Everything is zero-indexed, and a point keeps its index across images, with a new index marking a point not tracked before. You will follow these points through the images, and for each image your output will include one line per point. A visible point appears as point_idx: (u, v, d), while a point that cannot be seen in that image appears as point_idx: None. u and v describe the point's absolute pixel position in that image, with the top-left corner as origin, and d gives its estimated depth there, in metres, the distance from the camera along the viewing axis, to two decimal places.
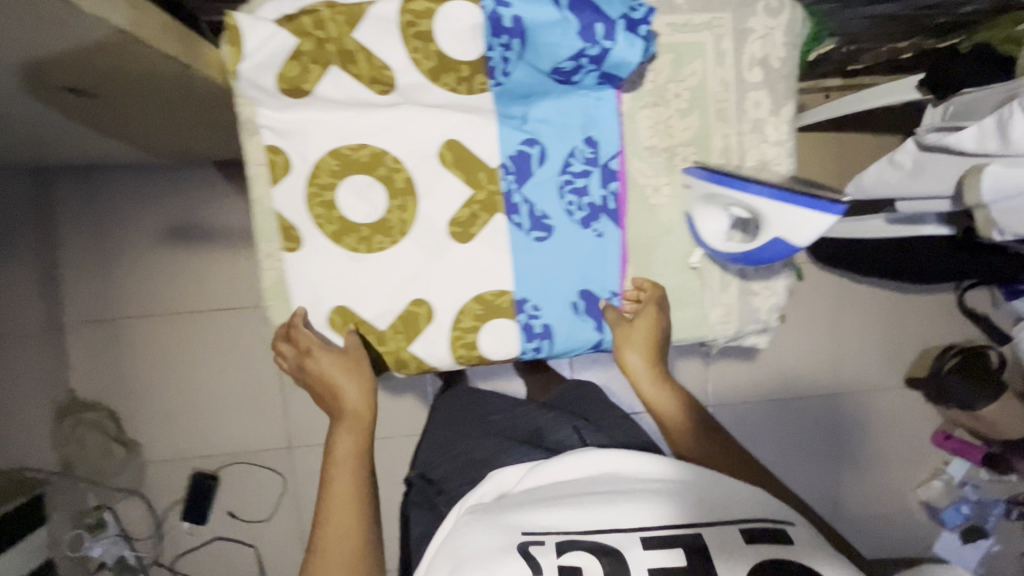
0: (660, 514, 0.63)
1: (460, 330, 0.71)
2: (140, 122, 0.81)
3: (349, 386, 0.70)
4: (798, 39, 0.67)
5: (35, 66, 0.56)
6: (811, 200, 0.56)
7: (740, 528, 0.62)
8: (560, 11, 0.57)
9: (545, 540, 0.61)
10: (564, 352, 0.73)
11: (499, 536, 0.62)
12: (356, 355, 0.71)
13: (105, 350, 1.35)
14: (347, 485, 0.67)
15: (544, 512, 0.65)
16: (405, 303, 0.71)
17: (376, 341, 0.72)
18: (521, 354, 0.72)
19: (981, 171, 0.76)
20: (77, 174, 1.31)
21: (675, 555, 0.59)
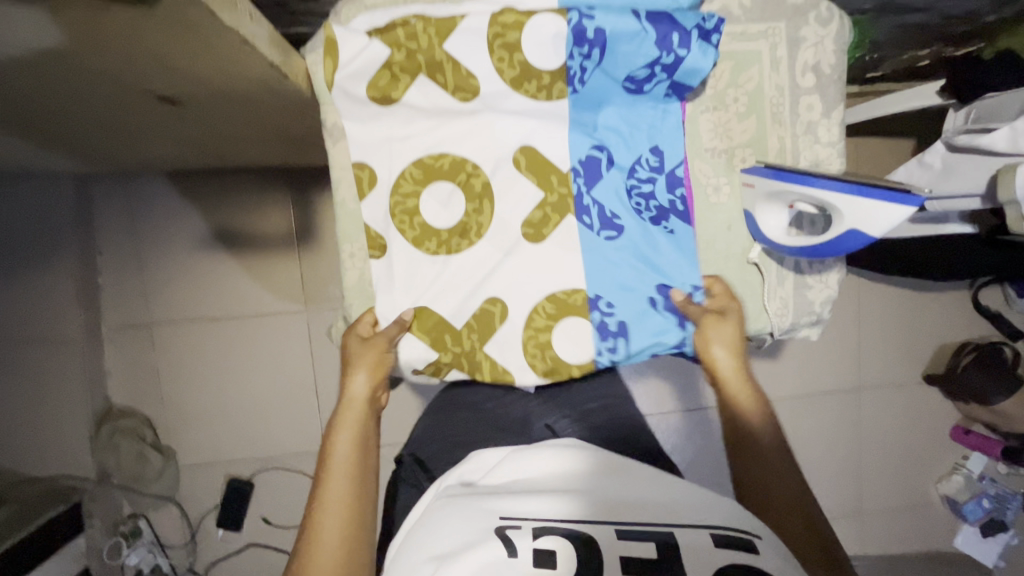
0: (637, 513, 0.59)
1: (532, 330, 0.74)
2: (212, 130, 0.84)
3: (355, 376, 0.72)
4: (846, 46, 0.71)
5: (147, 76, 0.59)
6: (888, 193, 0.59)
7: (716, 530, 0.56)
8: (640, 23, 0.62)
9: (522, 525, 0.57)
10: (641, 350, 0.75)
11: (473, 521, 0.58)
12: (379, 340, 0.73)
13: (142, 357, 1.37)
14: (342, 491, 0.64)
15: (518, 500, 0.61)
16: (480, 302, 0.74)
17: (451, 340, 0.75)
18: (596, 356, 0.74)
19: (1014, 171, 0.80)
20: (120, 184, 1.33)
21: (646, 549, 0.54)
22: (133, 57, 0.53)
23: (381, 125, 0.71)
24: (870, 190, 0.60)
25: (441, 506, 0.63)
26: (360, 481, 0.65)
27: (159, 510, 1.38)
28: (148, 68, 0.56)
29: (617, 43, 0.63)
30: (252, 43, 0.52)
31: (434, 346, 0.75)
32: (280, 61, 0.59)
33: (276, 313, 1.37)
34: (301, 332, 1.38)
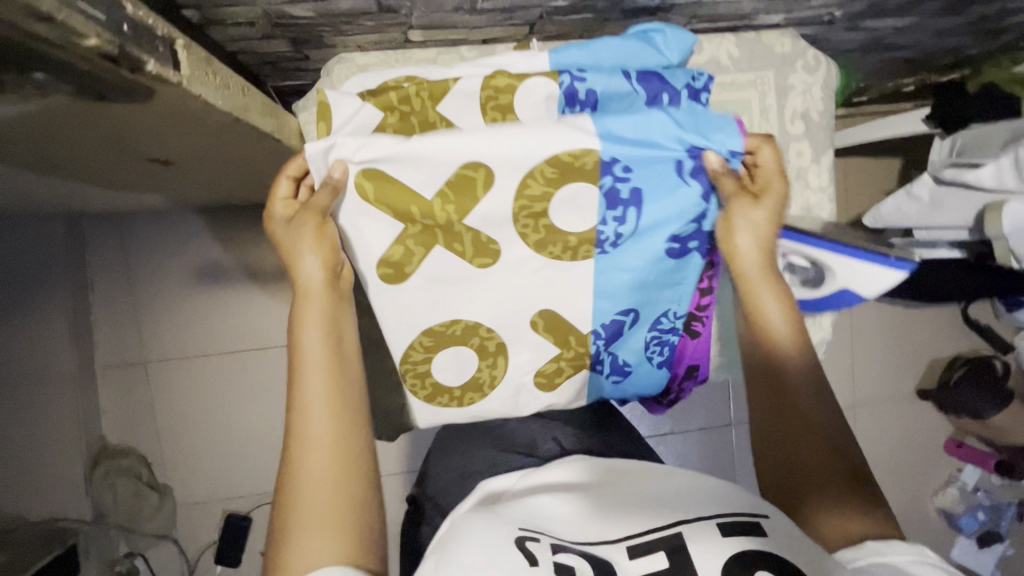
0: (648, 519, 0.54)
1: (526, 200, 0.64)
2: (207, 179, 0.84)
3: (307, 258, 0.62)
4: (832, 93, 0.74)
5: (141, 145, 0.59)
6: (883, 258, 0.64)
7: (725, 521, 0.52)
8: (629, 83, 0.63)
9: (541, 538, 0.52)
10: (654, 222, 0.68)
11: (495, 528, 0.52)
12: (304, 213, 0.61)
13: (137, 394, 1.36)
14: (324, 395, 0.57)
15: (528, 513, 0.56)
16: (457, 167, 0.61)
17: (419, 213, 0.64)
18: (601, 227, 0.68)
19: (1001, 208, 0.82)
20: (113, 223, 1.32)
21: (658, 561, 0.49)
22: (128, 133, 0.53)
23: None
24: (865, 255, 0.65)
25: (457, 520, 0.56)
26: (341, 412, 0.57)
27: (155, 548, 1.36)
28: (143, 139, 0.56)
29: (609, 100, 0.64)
30: (245, 119, 0.52)
31: (400, 220, 0.65)
32: (274, 129, 0.59)
33: (272, 346, 1.37)
34: None
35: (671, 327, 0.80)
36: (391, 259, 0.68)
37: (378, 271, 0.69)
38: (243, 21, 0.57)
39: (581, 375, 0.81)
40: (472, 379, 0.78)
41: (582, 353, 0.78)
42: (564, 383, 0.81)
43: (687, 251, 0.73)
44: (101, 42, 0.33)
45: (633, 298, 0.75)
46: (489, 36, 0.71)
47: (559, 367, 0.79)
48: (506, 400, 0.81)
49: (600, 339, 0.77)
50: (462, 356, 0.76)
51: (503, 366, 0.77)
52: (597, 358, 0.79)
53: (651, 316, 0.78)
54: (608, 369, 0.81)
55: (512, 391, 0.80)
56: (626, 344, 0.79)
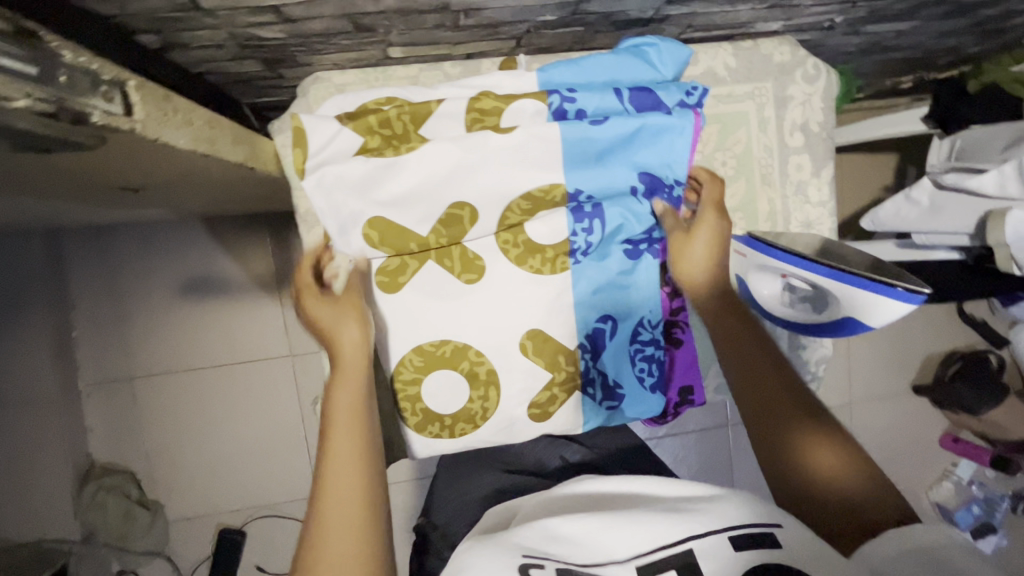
0: (657, 526, 0.47)
1: (508, 228, 0.66)
2: (183, 199, 0.80)
3: (344, 328, 0.57)
4: (832, 103, 0.71)
5: (104, 176, 0.55)
6: (885, 288, 0.56)
7: (732, 534, 0.45)
8: (640, 118, 0.62)
9: (546, 564, 0.45)
10: (613, 236, 0.67)
11: (497, 557, 0.45)
12: (352, 295, 0.60)
13: (123, 411, 1.33)
14: (351, 449, 0.50)
15: (544, 531, 0.49)
16: (445, 206, 0.64)
17: (417, 247, 0.65)
18: (572, 237, 0.66)
19: (1004, 215, 0.80)
20: (92, 237, 1.28)
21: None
22: (86, 169, 0.49)
23: (353, 202, 0.63)
24: (864, 282, 0.57)
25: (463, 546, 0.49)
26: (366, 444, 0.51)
27: (148, 565, 1.34)
28: (105, 172, 0.52)
29: (617, 147, 0.64)
30: (212, 154, 0.49)
31: (399, 253, 0.66)
32: (247, 157, 0.56)
33: (261, 358, 1.34)
34: (288, 378, 1.35)
35: (651, 339, 0.72)
36: (388, 267, 0.66)
37: (374, 278, 0.66)
38: (209, 44, 0.54)
39: (575, 402, 0.72)
40: (462, 410, 0.70)
41: (574, 374, 0.70)
42: (559, 412, 0.72)
43: (640, 252, 0.68)
44: (36, 102, 0.32)
45: (605, 306, 0.69)
46: (475, 50, 0.68)
47: (552, 394, 0.70)
48: (497, 435, 0.72)
49: (587, 354, 0.70)
50: (453, 383, 0.69)
51: (495, 397, 0.69)
52: (587, 378, 0.71)
53: (628, 324, 0.70)
54: (599, 393, 0.72)
55: (504, 425, 0.71)
56: (615, 360, 0.71)
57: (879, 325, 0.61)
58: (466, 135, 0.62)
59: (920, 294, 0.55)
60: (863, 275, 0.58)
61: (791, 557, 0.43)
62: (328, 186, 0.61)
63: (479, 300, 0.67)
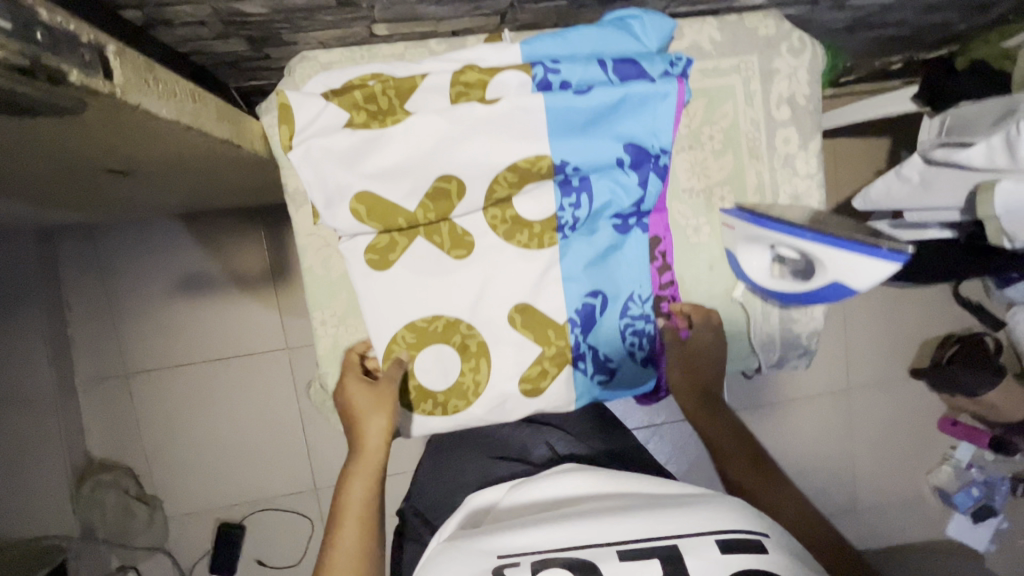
0: (647, 526, 0.53)
1: (495, 201, 0.67)
2: (173, 189, 0.80)
3: (372, 420, 0.68)
4: (819, 76, 0.71)
5: (90, 157, 0.55)
6: (870, 248, 0.57)
7: (718, 537, 0.50)
8: (625, 87, 0.62)
9: (521, 561, 0.51)
10: (601, 209, 0.68)
11: (472, 563, 0.53)
12: (386, 387, 0.68)
13: (119, 408, 1.33)
14: (353, 541, 0.61)
15: (526, 531, 0.56)
16: (432, 180, 0.64)
17: (406, 223, 0.66)
18: (558, 212, 0.67)
19: (994, 189, 0.80)
20: (86, 235, 1.28)
21: (651, 568, 0.49)
22: (74, 146, 0.49)
23: (338, 175, 0.62)
24: (850, 243, 0.58)
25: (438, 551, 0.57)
26: (367, 534, 0.62)
27: (149, 560, 1.35)
28: (92, 152, 0.52)
29: (603, 116, 0.64)
30: (197, 126, 0.48)
31: (387, 229, 0.66)
32: (233, 135, 0.56)
33: (256, 353, 1.34)
34: (285, 372, 1.35)
35: (641, 313, 0.72)
36: (378, 246, 0.67)
37: (366, 257, 0.67)
38: (193, 21, 0.54)
39: (566, 377, 0.72)
40: (454, 385, 0.70)
41: (564, 348, 0.71)
42: (551, 386, 0.71)
43: (628, 226, 0.71)
44: (12, 55, 0.30)
45: (593, 279, 0.70)
46: (459, 28, 0.68)
47: (543, 368, 0.70)
48: (490, 412, 0.72)
49: (577, 328, 0.70)
50: (444, 357, 0.70)
51: (486, 368, 0.70)
52: (578, 353, 0.71)
53: (619, 298, 0.71)
54: (591, 368, 0.72)
55: (496, 400, 0.71)
56: (604, 335, 0.72)
57: (864, 290, 0.61)
58: (451, 107, 0.62)
59: (904, 252, 0.56)
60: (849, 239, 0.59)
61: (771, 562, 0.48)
62: (314, 160, 0.61)
63: (471, 276, 0.68)
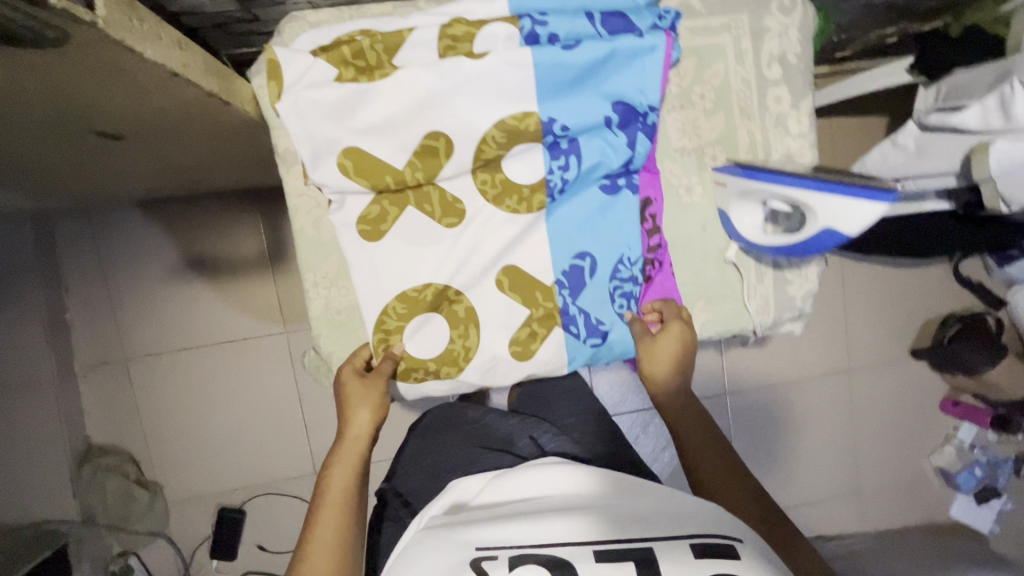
0: (625, 530, 0.57)
1: (482, 161, 0.69)
2: (167, 161, 0.81)
3: (358, 413, 0.73)
4: (810, 35, 0.72)
5: (84, 116, 0.56)
6: (857, 190, 0.59)
7: (691, 542, 0.55)
8: (611, 43, 0.66)
9: (498, 555, 0.55)
10: (589, 171, 0.70)
11: (450, 554, 0.56)
12: (376, 381, 0.72)
13: (118, 392, 1.33)
14: (331, 526, 0.65)
15: (503, 525, 0.59)
16: (421, 137, 0.67)
17: (393, 181, 0.69)
18: (548, 176, 0.69)
19: (988, 149, 0.79)
20: (84, 220, 1.29)
21: (627, 569, 0.52)
22: (69, 101, 0.50)
23: (341, 130, 0.66)
24: (838, 188, 0.60)
25: (419, 539, 0.60)
26: (344, 520, 0.66)
27: (150, 546, 1.34)
28: (85, 108, 0.53)
29: (589, 73, 0.67)
30: (183, 74, 0.50)
31: (376, 188, 0.69)
32: (221, 90, 0.58)
33: (253, 336, 1.34)
34: (282, 356, 1.35)
35: (630, 275, 0.74)
36: (369, 217, 0.70)
37: (357, 228, 0.71)
38: None
39: (555, 339, 0.74)
40: (445, 351, 0.73)
41: (552, 310, 0.73)
42: (541, 348, 0.74)
43: (617, 187, 0.73)
44: None
45: (583, 239, 0.72)
46: None
47: (532, 331, 0.73)
48: (481, 375, 0.75)
49: (565, 290, 0.73)
50: (434, 325, 0.73)
51: (475, 334, 0.73)
52: (568, 315, 0.74)
53: (608, 261, 0.73)
54: (582, 331, 0.74)
55: (487, 363, 0.74)
56: (593, 297, 0.74)
57: (855, 235, 0.63)
58: (438, 61, 0.65)
59: (890, 192, 0.58)
60: (837, 184, 0.61)
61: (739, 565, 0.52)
62: (304, 116, 0.65)
63: (467, 233, 0.70)
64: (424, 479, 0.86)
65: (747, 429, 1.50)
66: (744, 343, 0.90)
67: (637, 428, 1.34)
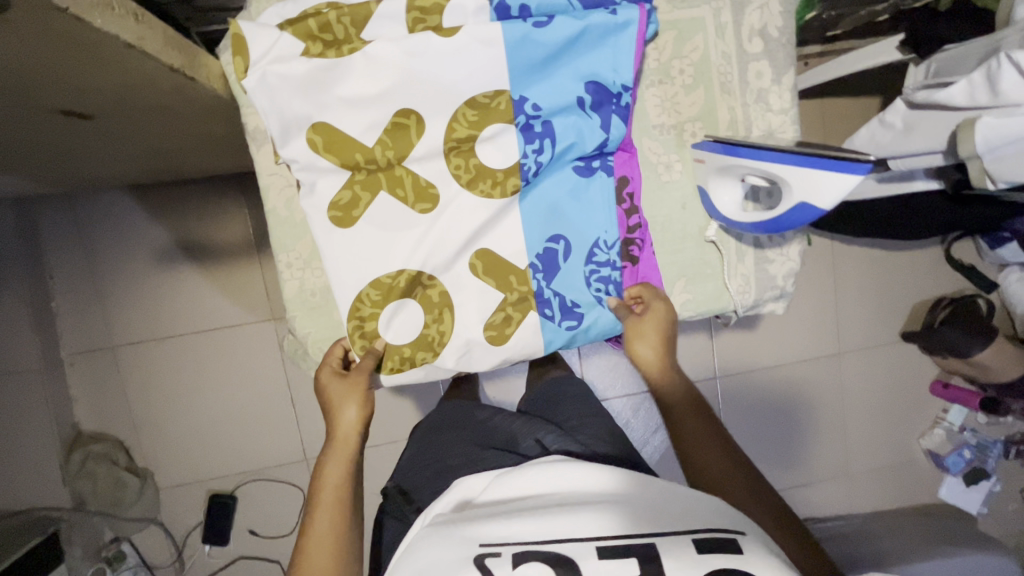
0: (631, 523, 0.57)
1: (454, 142, 0.69)
2: (140, 142, 0.80)
3: (343, 411, 0.74)
4: (793, 7, 0.72)
5: (44, 93, 0.55)
6: (832, 162, 0.58)
7: (694, 537, 0.55)
8: (584, 20, 0.66)
9: (502, 552, 0.55)
10: (565, 152, 0.70)
11: (454, 550, 0.56)
12: (358, 377, 0.72)
13: (105, 379, 1.32)
14: (326, 526, 0.67)
15: (509, 521, 0.59)
16: (391, 114, 0.67)
17: (363, 159, 0.68)
18: (522, 160, 0.69)
19: (974, 124, 0.77)
20: (65, 205, 1.28)
21: (629, 566, 0.52)
22: (25, 76, 0.49)
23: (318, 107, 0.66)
24: (814, 160, 0.59)
25: (423, 535, 0.60)
26: (341, 518, 0.68)
27: (142, 532, 1.35)
28: (45, 84, 0.52)
29: (562, 51, 0.67)
30: (139, 46, 0.49)
31: (346, 167, 0.69)
32: (183, 64, 0.57)
33: (239, 323, 1.33)
34: (269, 341, 1.34)
35: (606, 260, 0.74)
36: (340, 202, 0.70)
37: (328, 213, 0.69)
38: None
39: (529, 323, 0.74)
40: (419, 337, 0.73)
41: (526, 294, 0.73)
42: (516, 334, 0.74)
43: (592, 170, 0.72)
44: None
45: (560, 224, 0.72)
46: None
47: (507, 315, 0.73)
48: (457, 361, 0.74)
49: (539, 273, 0.73)
50: (409, 312, 0.73)
51: (450, 319, 0.72)
52: (543, 299, 0.73)
53: (584, 244, 0.73)
54: (557, 314, 0.74)
55: (462, 348, 0.74)
56: (570, 280, 0.73)
57: (830, 209, 0.62)
58: (408, 35, 0.65)
59: (865, 162, 0.57)
60: (814, 155, 0.60)
61: (742, 560, 0.52)
62: (269, 92, 0.65)
63: (448, 214, 0.70)
64: (426, 476, 0.85)
65: (737, 412, 1.51)
66: (728, 325, 0.91)
67: (629, 412, 1.34)
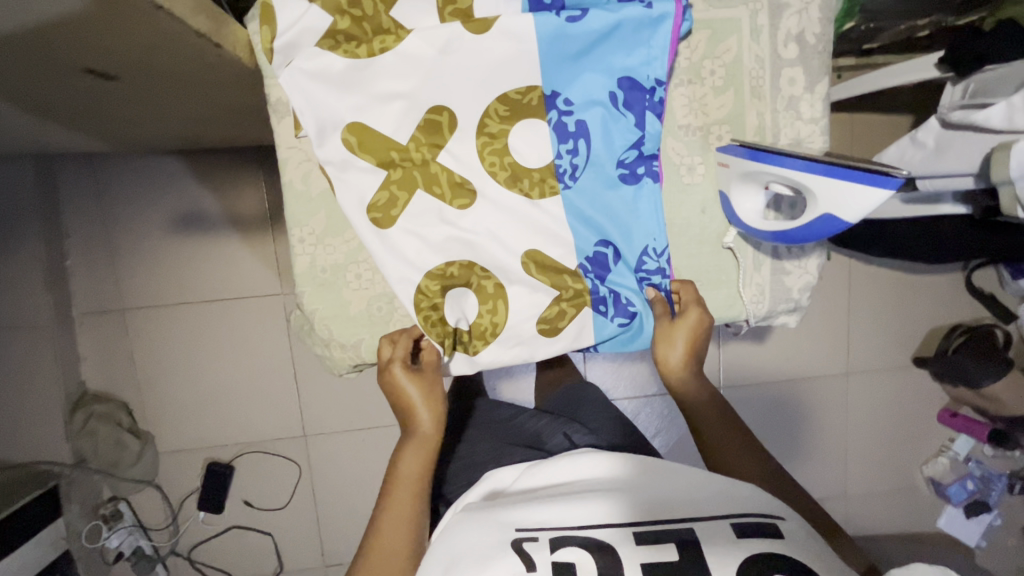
0: (666, 512, 0.56)
1: (487, 136, 0.70)
2: (162, 108, 0.80)
3: (421, 410, 0.72)
4: (832, 14, 0.70)
5: (72, 51, 0.55)
6: (861, 174, 0.57)
7: (731, 522, 0.54)
8: (616, 14, 0.65)
9: (539, 536, 0.54)
10: (600, 153, 0.71)
11: (489, 533, 0.55)
12: (431, 374, 0.74)
13: (114, 340, 1.34)
14: (401, 518, 0.66)
15: (541, 507, 0.57)
16: (424, 111, 0.69)
17: (398, 157, 0.70)
18: (556, 159, 0.71)
19: (1009, 148, 0.75)
20: (85, 166, 1.29)
21: (667, 552, 0.51)
22: (53, 30, 0.49)
23: (347, 87, 0.67)
24: (842, 172, 0.58)
25: (455, 522, 0.59)
26: (415, 513, 0.67)
27: (139, 494, 1.37)
28: (76, 41, 0.53)
29: (593, 45, 0.67)
30: (168, 8, 0.49)
31: (382, 165, 0.71)
32: (211, 31, 0.56)
33: (247, 296, 1.34)
34: (275, 316, 1.35)
35: (656, 267, 0.75)
36: (378, 204, 0.71)
37: (368, 215, 0.71)
38: None
39: (585, 319, 0.75)
40: (472, 327, 0.75)
41: (582, 291, 0.74)
42: (568, 328, 0.75)
43: (638, 177, 0.72)
44: None
45: (609, 229, 0.73)
46: None
47: (561, 309, 0.74)
48: (508, 351, 0.75)
49: (590, 272, 0.74)
50: (465, 303, 0.75)
51: (503, 309, 0.74)
52: (598, 297, 0.75)
53: (635, 250, 0.74)
54: (611, 310, 0.75)
55: (514, 339, 0.75)
56: (620, 280, 0.75)
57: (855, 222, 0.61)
58: (439, 25, 0.66)
59: (894, 177, 0.55)
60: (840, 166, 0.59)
61: (786, 545, 0.51)
62: (306, 77, 0.66)
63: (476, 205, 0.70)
64: (451, 466, 0.86)
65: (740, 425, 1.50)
66: (737, 334, 0.90)
67: (631, 414, 1.33)
